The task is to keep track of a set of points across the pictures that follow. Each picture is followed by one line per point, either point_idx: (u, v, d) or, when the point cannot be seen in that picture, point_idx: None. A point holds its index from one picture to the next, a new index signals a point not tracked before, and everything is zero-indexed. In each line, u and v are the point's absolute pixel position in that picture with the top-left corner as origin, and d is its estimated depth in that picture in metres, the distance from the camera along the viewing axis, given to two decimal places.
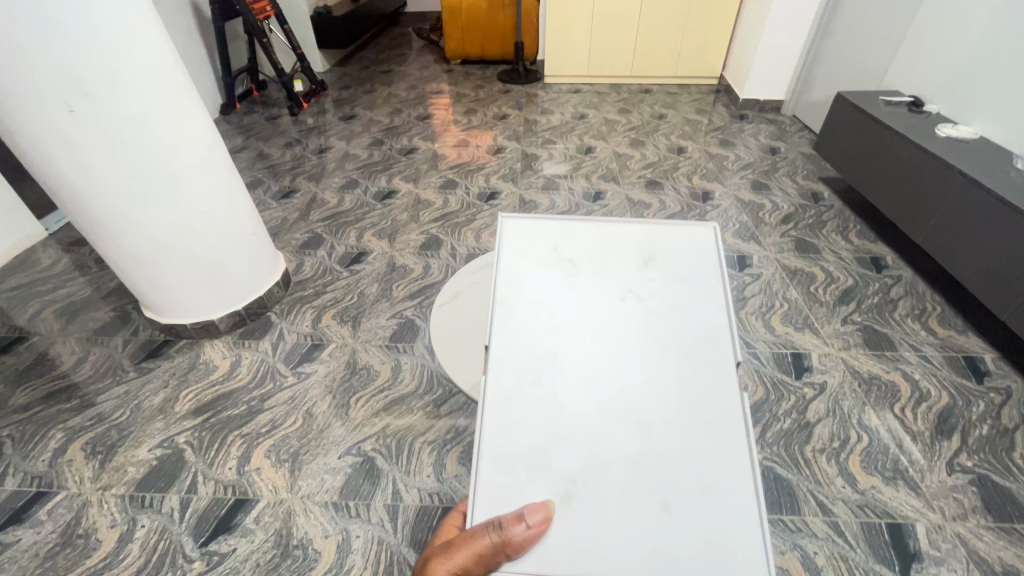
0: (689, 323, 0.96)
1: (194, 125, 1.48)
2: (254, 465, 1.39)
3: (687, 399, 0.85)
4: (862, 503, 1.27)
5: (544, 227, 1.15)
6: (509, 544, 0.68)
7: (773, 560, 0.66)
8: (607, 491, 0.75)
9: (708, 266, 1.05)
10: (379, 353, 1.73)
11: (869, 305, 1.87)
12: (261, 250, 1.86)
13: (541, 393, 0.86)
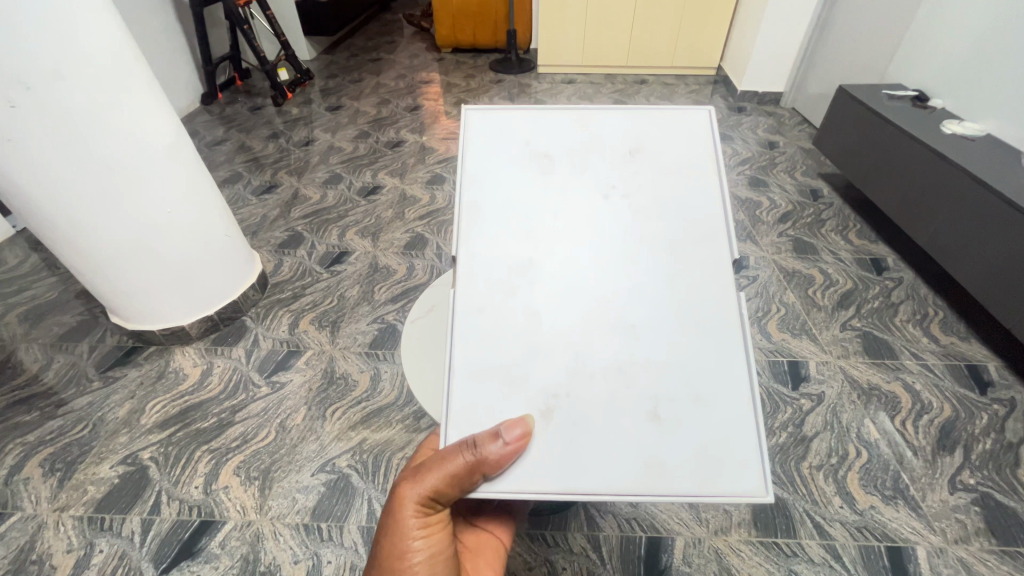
0: (685, 229, 0.95)
1: (155, 120, 1.38)
2: (222, 484, 1.31)
3: (667, 301, 0.90)
4: (861, 525, 1.21)
5: (518, 121, 1.07)
6: (484, 462, 0.77)
7: (763, 442, 0.78)
8: (599, 413, 0.84)
9: (699, 156, 1.00)
10: (358, 361, 1.65)
11: (869, 309, 1.80)
12: (233, 247, 1.76)
13: (530, 313, 0.91)
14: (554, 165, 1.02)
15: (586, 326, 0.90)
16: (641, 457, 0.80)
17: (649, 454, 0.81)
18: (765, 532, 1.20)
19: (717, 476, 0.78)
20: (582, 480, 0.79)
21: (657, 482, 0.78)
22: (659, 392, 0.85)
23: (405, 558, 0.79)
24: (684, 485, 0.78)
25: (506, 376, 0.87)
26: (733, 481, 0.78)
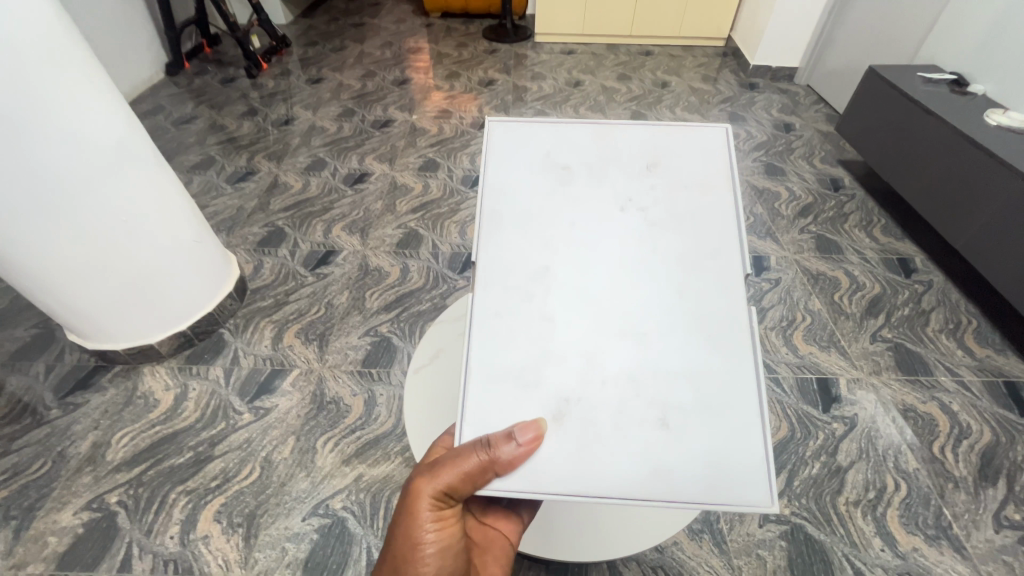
0: (696, 237, 0.82)
1: (110, 121, 1.18)
2: (202, 533, 1.18)
3: (690, 309, 0.77)
4: (903, 571, 1.12)
5: (533, 132, 0.92)
6: (497, 462, 0.66)
7: (775, 476, 0.65)
8: (605, 417, 0.71)
9: (718, 171, 0.86)
10: (350, 382, 1.50)
11: (900, 318, 1.68)
12: (207, 258, 1.56)
13: (538, 315, 0.77)
14: (569, 176, 0.88)
15: (590, 325, 0.77)
16: (645, 461, 0.67)
17: (654, 460, 0.68)
18: None
19: (726, 486, 0.66)
20: (583, 481, 0.66)
21: (659, 490, 0.65)
22: (670, 397, 0.72)
23: (417, 551, 0.69)
24: (692, 495, 0.65)
25: (519, 379, 0.73)
26: (744, 492, 0.65)
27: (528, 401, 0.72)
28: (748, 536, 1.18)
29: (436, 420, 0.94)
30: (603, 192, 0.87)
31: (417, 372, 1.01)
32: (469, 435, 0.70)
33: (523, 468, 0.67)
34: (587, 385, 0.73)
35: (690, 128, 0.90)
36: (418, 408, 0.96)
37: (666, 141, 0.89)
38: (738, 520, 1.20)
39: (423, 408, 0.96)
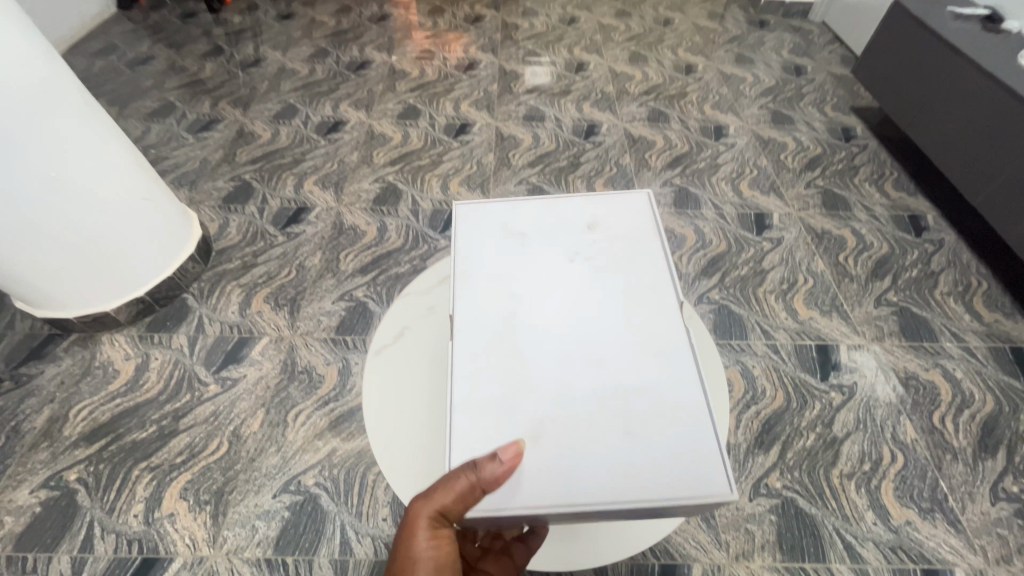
0: (640, 273, 0.82)
1: (35, 67, 1.05)
2: (167, 511, 1.13)
3: (642, 333, 0.74)
4: (895, 545, 1.09)
5: (489, 209, 0.92)
6: (481, 482, 0.60)
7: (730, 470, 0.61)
8: (568, 428, 0.66)
9: (647, 226, 0.88)
10: (323, 351, 1.41)
11: (907, 281, 1.59)
12: (156, 222, 1.40)
13: (498, 350, 0.73)
14: (525, 241, 0.86)
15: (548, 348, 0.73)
16: (606, 466, 0.62)
17: (624, 471, 0.62)
18: (791, 556, 1.07)
19: (690, 478, 0.61)
20: (548, 491, 0.61)
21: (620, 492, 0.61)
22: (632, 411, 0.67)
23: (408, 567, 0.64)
24: (654, 491, 0.60)
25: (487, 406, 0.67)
26: (704, 482, 0.61)
27: (488, 412, 0.67)
28: (737, 510, 1.13)
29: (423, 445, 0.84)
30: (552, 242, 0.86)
31: (377, 353, 0.92)
32: (456, 459, 0.64)
33: (507, 488, 0.61)
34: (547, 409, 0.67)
35: (613, 199, 0.92)
36: (381, 394, 0.87)
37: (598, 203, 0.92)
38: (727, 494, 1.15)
39: (384, 393, 0.87)
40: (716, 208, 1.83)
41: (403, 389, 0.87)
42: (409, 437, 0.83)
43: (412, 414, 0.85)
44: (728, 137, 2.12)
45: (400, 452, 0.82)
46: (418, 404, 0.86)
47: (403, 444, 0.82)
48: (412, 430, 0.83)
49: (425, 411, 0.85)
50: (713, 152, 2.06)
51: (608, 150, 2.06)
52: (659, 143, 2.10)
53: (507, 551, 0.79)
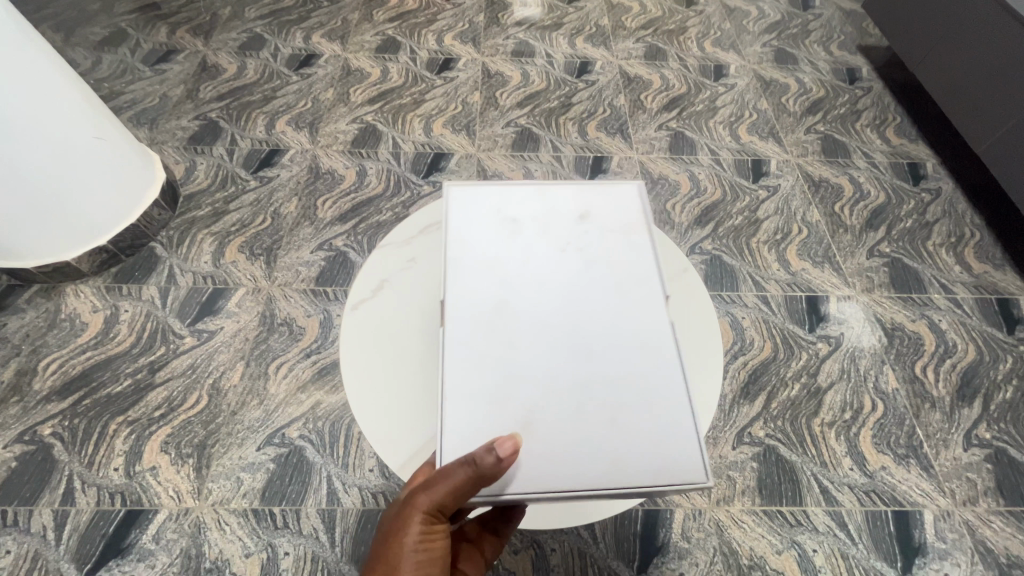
0: (626, 261, 0.77)
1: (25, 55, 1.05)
2: (148, 464, 1.11)
3: (637, 328, 0.71)
4: (869, 489, 1.13)
5: (476, 188, 0.83)
6: (482, 477, 0.56)
7: (709, 465, 0.61)
8: (552, 416, 0.64)
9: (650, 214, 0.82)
10: (303, 303, 1.36)
11: (901, 231, 1.56)
12: (115, 170, 1.30)
13: (491, 341, 0.69)
14: (522, 217, 0.80)
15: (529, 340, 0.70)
16: (590, 456, 0.61)
17: (610, 462, 0.61)
18: (770, 500, 1.10)
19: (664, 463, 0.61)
20: (533, 473, 0.60)
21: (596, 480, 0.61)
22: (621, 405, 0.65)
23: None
24: (634, 477, 0.60)
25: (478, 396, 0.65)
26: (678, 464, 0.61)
27: (477, 402, 0.64)
28: (720, 458, 1.15)
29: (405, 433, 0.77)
30: (551, 228, 0.79)
31: (353, 309, 0.87)
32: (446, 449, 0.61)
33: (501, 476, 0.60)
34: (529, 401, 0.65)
35: (606, 184, 0.85)
36: (358, 352, 0.83)
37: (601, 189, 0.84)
38: (711, 443, 1.17)
39: (361, 350, 0.83)
40: (712, 153, 1.75)
41: (380, 348, 0.83)
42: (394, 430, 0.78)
43: (391, 373, 0.81)
44: (728, 77, 2.00)
45: (378, 412, 0.78)
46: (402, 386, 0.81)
47: (380, 403, 0.79)
48: (392, 390, 0.80)
49: (403, 371, 0.81)
50: (712, 93, 1.94)
51: (602, 90, 1.94)
52: (656, 83, 1.97)
53: (480, 546, 0.70)
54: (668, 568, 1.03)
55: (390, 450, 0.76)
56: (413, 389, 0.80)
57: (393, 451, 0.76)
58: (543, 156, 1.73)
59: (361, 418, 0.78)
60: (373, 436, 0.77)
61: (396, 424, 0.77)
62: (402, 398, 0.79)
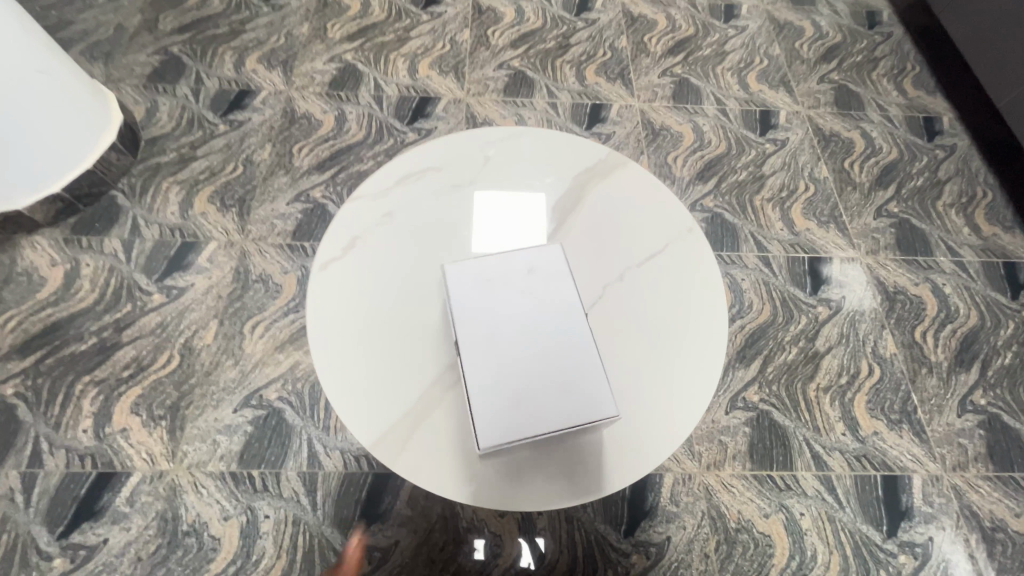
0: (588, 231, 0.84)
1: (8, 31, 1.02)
2: (118, 426, 1.06)
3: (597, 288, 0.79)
4: (861, 454, 1.11)
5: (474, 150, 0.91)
6: None
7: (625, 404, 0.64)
8: (518, 343, 0.67)
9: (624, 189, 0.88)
10: (279, 258, 1.28)
11: (911, 190, 1.49)
12: (62, 93, 1.16)
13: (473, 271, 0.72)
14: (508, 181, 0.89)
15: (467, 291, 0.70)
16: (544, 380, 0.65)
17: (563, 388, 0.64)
18: (761, 465, 1.09)
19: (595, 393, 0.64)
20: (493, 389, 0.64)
21: (535, 418, 0.63)
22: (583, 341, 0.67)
23: None
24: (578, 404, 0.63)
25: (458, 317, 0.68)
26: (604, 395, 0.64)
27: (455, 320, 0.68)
28: (713, 422, 1.12)
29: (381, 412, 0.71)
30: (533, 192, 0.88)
31: (321, 268, 0.79)
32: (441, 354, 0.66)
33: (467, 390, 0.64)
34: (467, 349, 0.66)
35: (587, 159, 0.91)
36: (326, 317, 0.76)
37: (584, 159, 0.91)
38: None
39: (330, 314, 0.76)
40: (719, 103, 1.63)
41: (350, 312, 0.76)
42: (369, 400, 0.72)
43: (362, 340, 0.75)
44: (740, 19, 1.84)
45: (348, 382, 0.72)
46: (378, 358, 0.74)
47: (351, 372, 0.73)
48: (363, 358, 0.74)
49: (375, 337, 0.75)
50: (721, 36, 1.80)
51: (603, 30, 1.78)
52: (661, 24, 1.82)
53: None
54: (655, 531, 1.02)
55: (359, 424, 0.70)
56: (386, 358, 0.74)
57: (362, 424, 0.70)
58: (537, 103, 1.60)
59: (329, 387, 0.72)
60: (342, 409, 0.71)
61: (366, 396, 0.71)
62: (374, 368, 0.73)
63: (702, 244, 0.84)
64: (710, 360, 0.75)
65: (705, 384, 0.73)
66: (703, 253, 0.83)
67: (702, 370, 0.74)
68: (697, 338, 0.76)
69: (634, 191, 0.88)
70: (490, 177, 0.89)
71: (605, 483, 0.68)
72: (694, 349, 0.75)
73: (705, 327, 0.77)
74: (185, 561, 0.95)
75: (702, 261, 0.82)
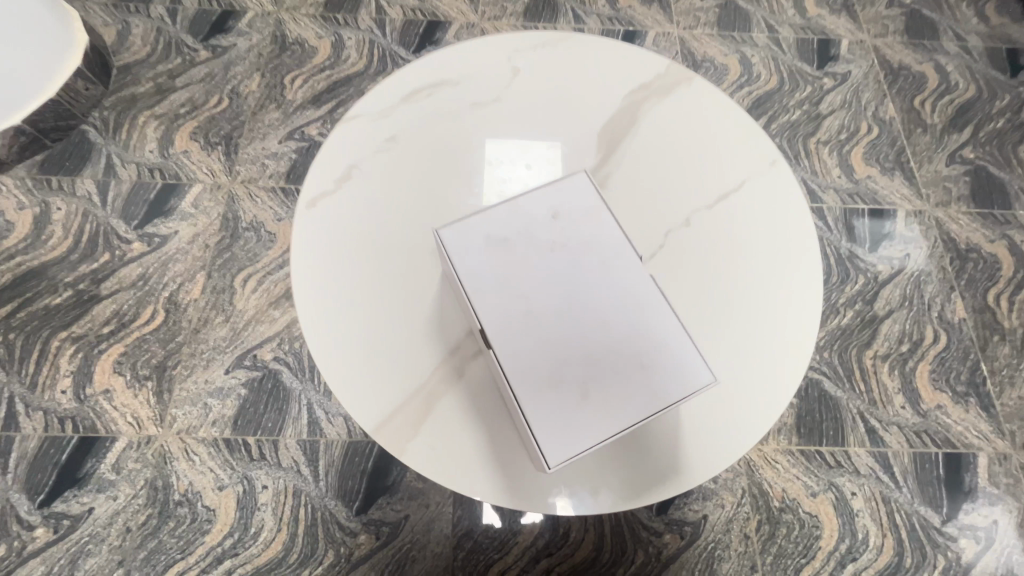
0: (643, 172, 0.71)
1: None
2: (100, 387, 0.96)
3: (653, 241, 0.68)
4: (921, 429, 1.00)
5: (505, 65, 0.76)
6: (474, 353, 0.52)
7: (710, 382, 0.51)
8: (569, 301, 0.53)
9: (689, 122, 0.74)
10: (272, 204, 1.13)
11: (990, 133, 1.30)
12: None
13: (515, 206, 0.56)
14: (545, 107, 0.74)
15: (494, 241, 0.54)
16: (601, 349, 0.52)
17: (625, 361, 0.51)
18: (810, 439, 0.98)
19: (676, 373, 0.51)
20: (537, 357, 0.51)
21: (598, 408, 0.49)
22: (649, 305, 0.53)
23: None
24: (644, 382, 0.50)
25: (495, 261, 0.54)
26: (687, 370, 0.51)
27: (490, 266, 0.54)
28: None
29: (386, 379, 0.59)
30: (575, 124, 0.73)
31: (308, 205, 0.66)
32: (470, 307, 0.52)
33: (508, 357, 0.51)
34: (502, 319, 0.51)
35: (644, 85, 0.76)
36: (314, 265, 0.63)
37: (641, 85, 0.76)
38: None
39: (318, 262, 0.63)
40: (772, 29, 1.41)
41: (344, 260, 0.64)
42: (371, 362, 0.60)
43: (360, 294, 0.62)
44: None
45: (342, 346, 0.60)
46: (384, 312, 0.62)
47: (345, 334, 0.61)
48: (361, 317, 0.62)
49: (376, 291, 0.63)
50: None
51: None
52: None
53: None
54: (690, 509, 0.92)
55: (357, 401, 0.58)
56: (390, 318, 0.62)
57: (361, 402, 0.59)
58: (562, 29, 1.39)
59: (317, 354, 0.60)
60: (334, 380, 0.59)
61: (365, 365, 0.60)
62: (375, 329, 0.61)
63: (787, 179, 0.71)
64: (796, 326, 0.64)
65: (789, 354, 0.63)
66: (786, 191, 0.70)
67: (789, 338, 0.63)
68: (782, 301, 0.65)
69: (698, 119, 0.74)
70: (514, 98, 0.74)
71: (672, 476, 0.58)
72: (776, 313, 0.64)
73: (791, 286, 0.66)
74: (178, 533, 0.88)
75: (787, 205, 0.70)
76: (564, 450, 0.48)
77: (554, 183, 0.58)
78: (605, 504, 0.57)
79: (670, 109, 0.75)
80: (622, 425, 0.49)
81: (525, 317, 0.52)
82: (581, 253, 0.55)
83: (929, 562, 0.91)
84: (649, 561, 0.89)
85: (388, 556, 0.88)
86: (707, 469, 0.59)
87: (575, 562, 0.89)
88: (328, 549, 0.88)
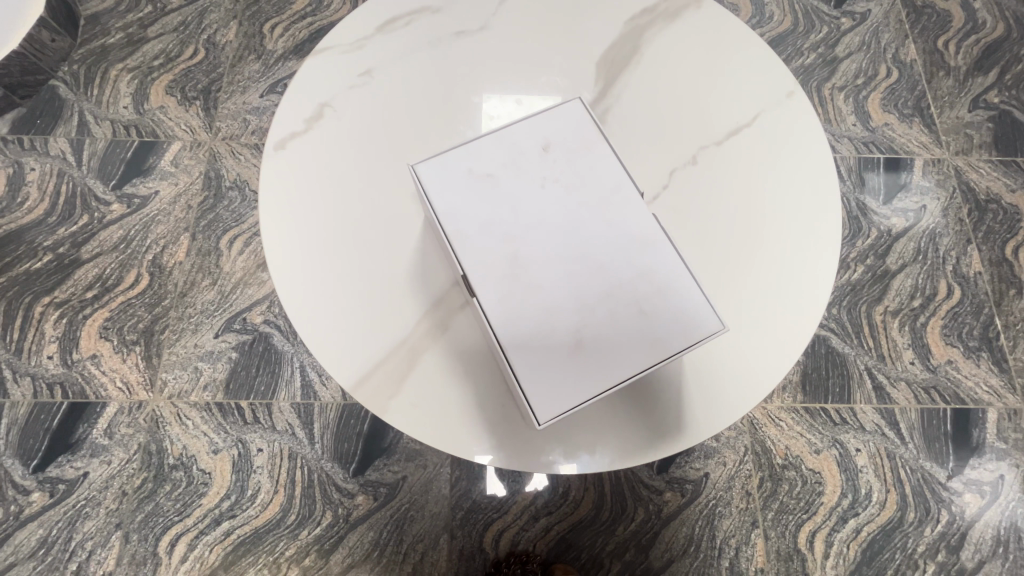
0: (646, 109, 0.65)
1: None
2: (87, 353, 0.94)
3: (655, 184, 0.63)
4: (930, 385, 0.97)
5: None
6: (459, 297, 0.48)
7: (715, 325, 0.47)
8: (560, 242, 0.49)
9: (693, 54, 0.68)
10: (255, 162, 1.07)
11: (1017, 75, 1.21)
12: None
13: (502, 140, 0.51)
14: (535, 39, 0.68)
15: (478, 176, 0.50)
16: (594, 293, 0.48)
17: (620, 306, 0.48)
18: (815, 396, 0.95)
19: (677, 318, 0.47)
20: (525, 302, 0.47)
21: (592, 360, 0.46)
22: (647, 245, 0.49)
23: None
24: (641, 329, 0.47)
25: (481, 200, 0.49)
26: (689, 318, 0.47)
27: (476, 204, 0.49)
28: None
29: (369, 335, 0.56)
30: (568, 58, 0.67)
31: (279, 146, 0.62)
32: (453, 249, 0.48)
33: (494, 305, 0.47)
34: (487, 261, 0.48)
35: (646, 12, 0.70)
36: (286, 211, 0.59)
37: (642, 14, 0.69)
38: None
39: (290, 210, 0.59)
40: None
41: (319, 206, 0.60)
42: (350, 318, 0.57)
43: (336, 242, 0.59)
44: None
45: (317, 298, 0.57)
46: (363, 264, 0.58)
47: (321, 285, 0.57)
48: (339, 266, 0.58)
49: (353, 238, 0.59)
50: None
51: None
52: None
53: None
54: (691, 467, 0.91)
55: (335, 357, 0.55)
56: (370, 268, 0.58)
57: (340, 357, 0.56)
58: None
59: (294, 309, 0.56)
60: (310, 334, 0.56)
61: (343, 318, 0.57)
62: (352, 279, 0.58)
63: (803, 113, 0.66)
64: (809, 273, 0.60)
65: (801, 303, 0.59)
66: (803, 126, 0.65)
67: (802, 285, 0.59)
68: (795, 246, 0.61)
69: (706, 47, 0.68)
70: (500, 28, 0.68)
71: (674, 430, 0.56)
72: (789, 259, 0.60)
73: (804, 230, 0.61)
74: (174, 496, 0.87)
75: (803, 143, 0.64)
76: (555, 402, 0.45)
77: (544, 113, 0.53)
78: (602, 461, 0.55)
79: (676, 37, 0.69)
80: (618, 375, 0.46)
81: (513, 259, 0.48)
82: (574, 189, 0.50)
83: (933, 516, 0.90)
84: (649, 518, 0.89)
85: (386, 516, 0.88)
86: (712, 423, 0.56)
87: (574, 521, 0.89)
88: (325, 510, 0.87)
